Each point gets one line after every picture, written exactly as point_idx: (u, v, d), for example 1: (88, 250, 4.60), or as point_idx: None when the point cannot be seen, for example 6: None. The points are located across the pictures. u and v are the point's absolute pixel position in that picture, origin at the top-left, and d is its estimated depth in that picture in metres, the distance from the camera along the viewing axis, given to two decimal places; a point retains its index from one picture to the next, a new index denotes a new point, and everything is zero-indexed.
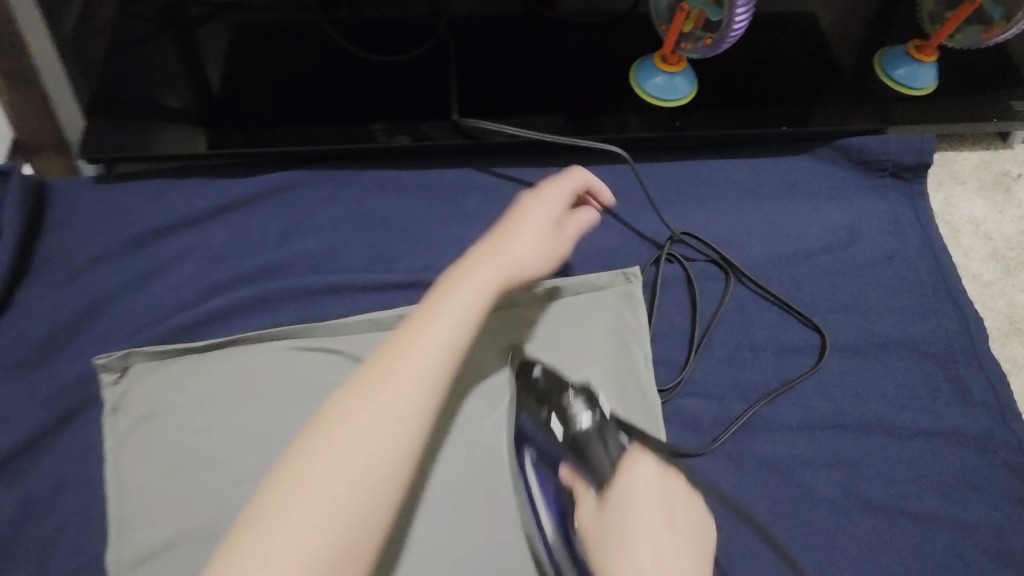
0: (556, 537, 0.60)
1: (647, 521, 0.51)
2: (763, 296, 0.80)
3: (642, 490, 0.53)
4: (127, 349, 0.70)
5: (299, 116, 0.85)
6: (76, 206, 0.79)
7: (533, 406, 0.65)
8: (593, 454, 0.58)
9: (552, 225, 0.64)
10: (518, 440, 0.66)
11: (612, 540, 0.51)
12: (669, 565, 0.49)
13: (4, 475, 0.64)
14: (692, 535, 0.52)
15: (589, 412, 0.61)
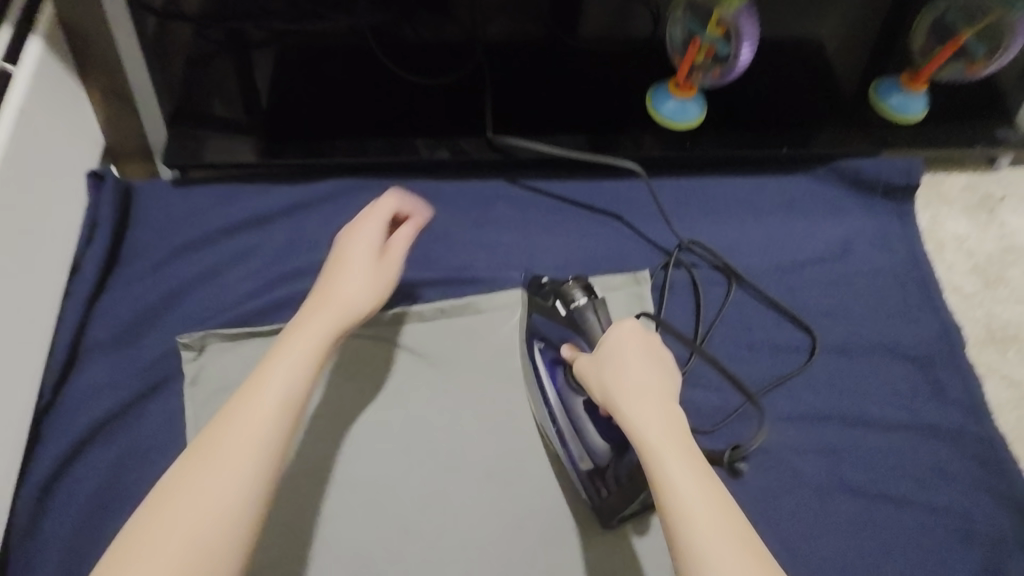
0: (558, 404, 0.75)
1: (631, 358, 0.62)
2: (760, 301, 0.90)
3: (626, 337, 0.64)
4: (204, 331, 0.81)
5: (350, 129, 0.94)
6: (157, 205, 0.90)
7: (540, 301, 0.78)
8: (586, 326, 0.72)
9: (372, 257, 0.68)
10: (529, 333, 0.80)
11: (606, 373, 0.63)
12: (647, 379, 0.61)
13: (103, 434, 0.75)
14: (667, 370, 0.62)
15: (584, 296, 0.74)
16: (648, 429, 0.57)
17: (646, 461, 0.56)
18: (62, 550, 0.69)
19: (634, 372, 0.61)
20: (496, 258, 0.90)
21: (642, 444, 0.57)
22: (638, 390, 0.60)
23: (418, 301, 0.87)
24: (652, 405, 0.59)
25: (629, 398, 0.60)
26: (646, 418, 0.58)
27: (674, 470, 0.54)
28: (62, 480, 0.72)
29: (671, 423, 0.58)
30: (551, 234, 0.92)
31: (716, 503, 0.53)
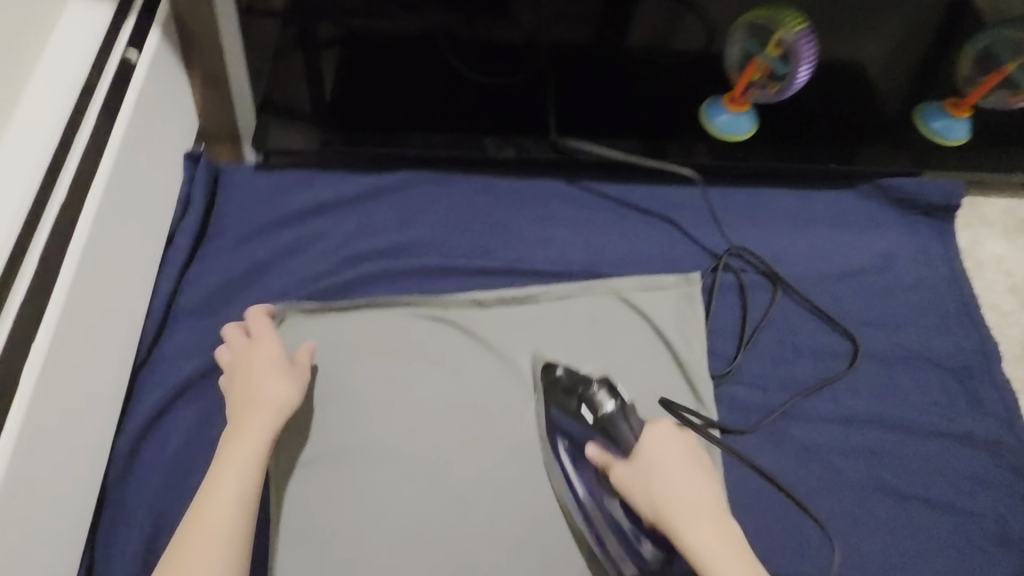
0: (593, 511, 0.74)
1: (672, 471, 0.70)
2: (805, 307, 0.94)
3: (664, 447, 0.71)
4: (284, 303, 0.87)
5: (422, 124, 1.01)
6: (242, 186, 0.97)
7: (562, 402, 0.79)
8: (617, 431, 0.74)
9: (279, 368, 0.76)
10: (551, 432, 0.80)
11: (651, 487, 0.69)
12: (694, 488, 0.69)
13: (190, 392, 0.81)
14: (702, 475, 0.70)
15: (611, 398, 0.75)
16: (704, 542, 0.64)
17: (709, 570, 0.63)
18: (151, 496, 0.75)
19: (678, 483, 0.69)
20: (554, 253, 0.95)
21: (700, 557, 0.64)
22: (687, 504, 0.67)
23: (481, 288, 0.92)
24: (702, 515, 0.66)
25: (680, 514, 0.66)
26: (702, 532, 0.65)
27: (734, 575, 0.62)
28: (152, 432, 0.78)
29: (720, 530, 0.65)
30: (606, 232, 0.97)
31: None
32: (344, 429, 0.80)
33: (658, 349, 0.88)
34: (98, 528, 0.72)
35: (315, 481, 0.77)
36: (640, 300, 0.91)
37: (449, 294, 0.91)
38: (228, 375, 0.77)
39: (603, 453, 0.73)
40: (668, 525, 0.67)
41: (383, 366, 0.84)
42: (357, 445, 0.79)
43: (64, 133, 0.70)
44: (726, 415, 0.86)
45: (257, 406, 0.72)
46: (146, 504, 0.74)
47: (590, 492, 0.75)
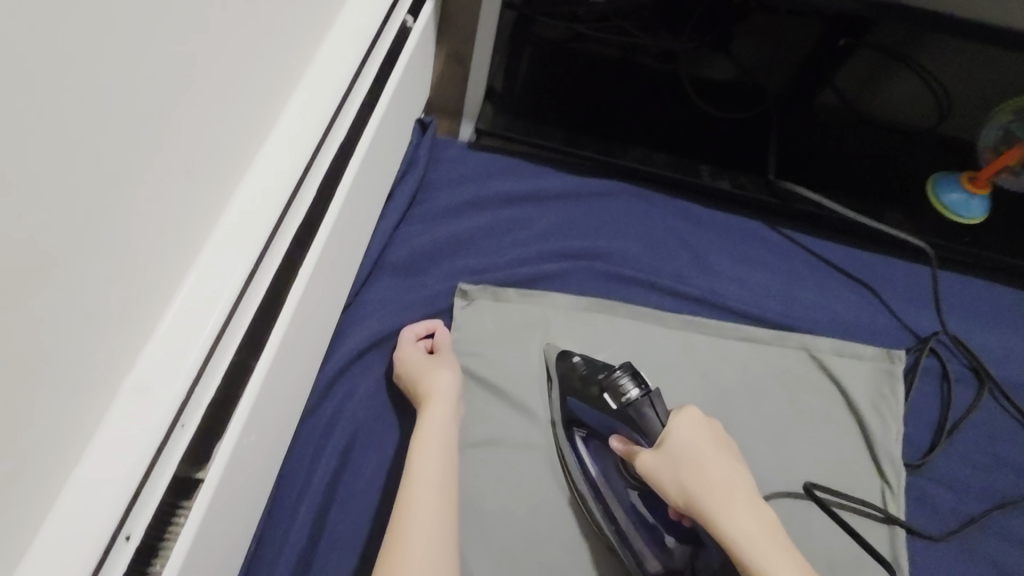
0: (610, 498, 0.73)
1: (704, 452, 0.65)
2: (1013, 415, 0.86)
3: (693, 433, 0.66)
4: (481, 284, 0.89)
5: (641, 141, 1.01)
6: (455, 159, 1.00)
7: (580, 389, 0.76)
8: (640, 416, 0.70)
9: (430, 358, 0.78)
10: (567, 422, 0.78)
11: (682, 471, 0.64)
12: (725, 474, 0.64)
13: (384, 345, 0.83)
14: (735, 465, 0.66)
15: (635, 386, 0.71)
16: (746, 534, 0.59)
17: (755, 569, 0.57)
18: (342, 437, 0.77)
19: (709, 463, 0.64)
20: (748, 294, 0.93)
21: (734, 544, 0.59)
22: (718, 490, 0.62)
23: (670, 310, 0.91)
24: (739, 502, 0.62)
25: (718, 503, 0.61)
26: (742, 521, 0.60)
27: (784, 575, 0.56)
28: (347, 373, 0.80)
29: (761, 521, 0.60)
30: (805, 287, 0.94)
31: None
32: (523, 420, 0.80)
33: (847, 422, 0.84)
34: (287, 453, 0.74)
35: (491, 462, 0.77)
36: (834, 365, 0.87)
37: (638, 309, 0.90)
38: (395, 372, 0.79)
39: (628, 441, 0.71)
40: (703, 510, 0.62)
41: None
42: (531, 439, 0.79)
43: (351, 76, 0.74)
44: (916, 512, 0.80)
45: (430, 394, 0.74)
46: (333, 441, 0.76)
47: (604, 475, 0.75)
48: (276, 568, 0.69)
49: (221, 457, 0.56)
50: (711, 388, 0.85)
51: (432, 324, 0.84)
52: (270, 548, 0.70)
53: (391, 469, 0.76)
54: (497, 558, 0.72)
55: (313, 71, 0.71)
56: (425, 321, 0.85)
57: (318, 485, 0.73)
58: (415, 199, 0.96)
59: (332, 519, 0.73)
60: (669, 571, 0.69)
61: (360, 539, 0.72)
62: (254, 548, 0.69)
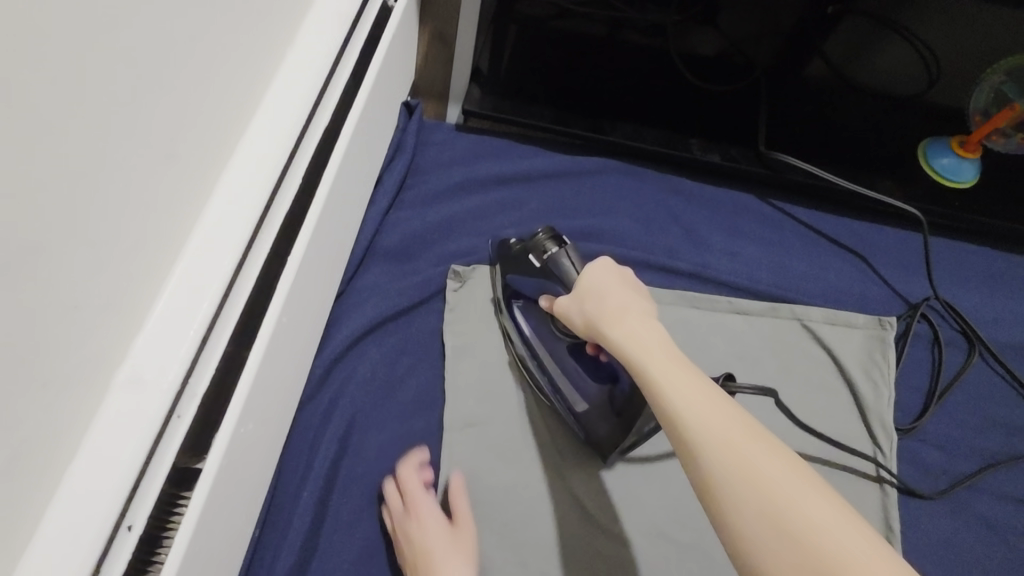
0: (544, 353, 0.78)
1: (607, 283, 0.63)
2: (1004, 377, 0.88)
3: (600, 272, 0.64)
4: (473, 266, 0.89)
5: (629, 116, 1.00)
6: (444, 142, 0.99)
7: (512, 262, 0.79)
8: (556, 267, 0.71)
9: (444, 548, 0.67)
10: (508, 295, 0.83)
11: (586, 303, 0.63)
12: (626, 298, 0.61)
13: (379, 330, 0.84)
14: (644, 300, 0.62)
15: (556, 245, 0.73)
16: (640, 347, 0.55)
17: (644, 374, 0.53)
18: (341, 422, 0.77)
19: (611, 294, 0.62)
20: (739, 267, 0.93)
21: (625, 353, 0.56)
22: (618, 313, 0.59)
23: (663, 285, 0.91)
24: (637, 322, 0.57)
25: (615, 324, 0.58)
26: (637, 335, 0.56)
27: (663, 370, 0.52)
28: (343, 360, 0.81)
29: (660, 338, 0.56)
30: (797, 257, 0.94)
31: (690, 377, 0.51)
32: (518, 399, 0.81)
33: (839, 389, 0.85)
34: (287, 441, 0.75)
35: (488, 441, 0.78)
36: (826, 333, 0.88)
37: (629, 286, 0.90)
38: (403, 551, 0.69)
39: (547, 294, 0.72)
40: (603, 332, 0.59)
41: None
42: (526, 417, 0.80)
43: (332, 60, 0.73)
44: (909, 474, 0.81)
45: None
46: (333, 426, 0.76)
47: (536, 332, 0.79)
48: (280, 554, 0.69)
49: (219, 444, 0.57)
50: (705, 361, 0.86)
51: (418, 459, 0.75)
52: (274, 534, 0.71)
53: (391, 453, 0.77)
54: (498, 534, 0.73)
55: (293, 58, 0.71)
56: (424, 463, 0.74)
57: (318, 472, 0.73)
58: (404, 183, 0.95)
59: (333, 503, 0.73)
60: (591, 408, 0.74)
61: (363, 521, 0.73)
62: (257, 535, 0.70)
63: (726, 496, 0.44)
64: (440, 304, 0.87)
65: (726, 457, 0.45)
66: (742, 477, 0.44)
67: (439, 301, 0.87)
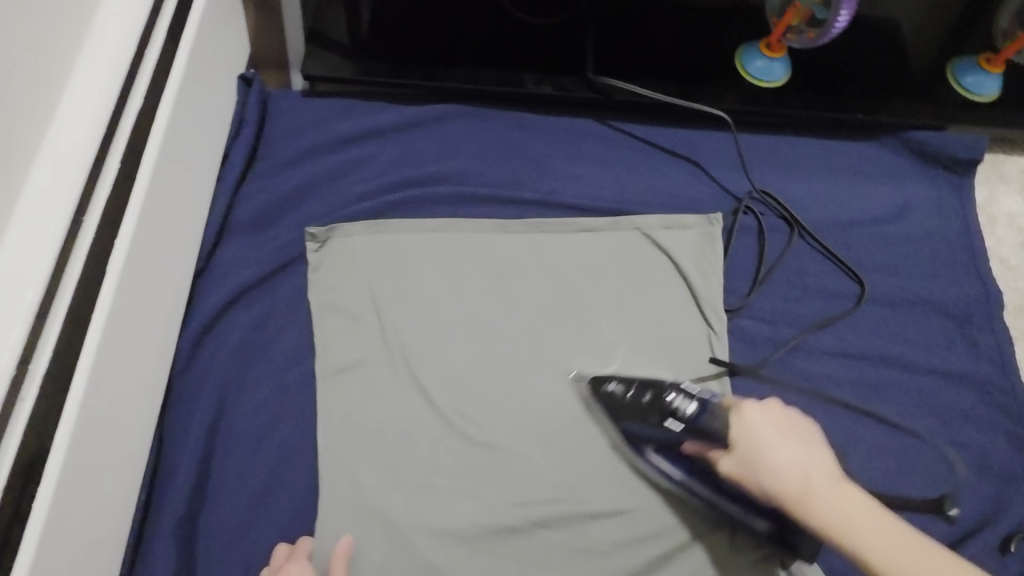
0: (711, 494, 0.77)
1: (772, 443, 0.66)
2: (820, 252, 0.99)
3: (759, 426, 0.67)
4: (329, 225, 0.93)
5: (466, 60, 1.05)
6: (290, 109, 1.02)
7: (636, 415, 0.78)
8: (706, 426, 0.71)
9: None
10: (636, 442, 0.81)
11: (761, 474, 0.66)
12: (800, 458, 0.65)
13: (246, 299, 0.88)
14: (812, 446, 0.66)
15: (692, 403, 0.73)
16: (836, 520, 0.61)
17: (845, 545, 0.61)
18: (217, 387, 0.83)
19: (782, 456, 0.65)
20: (583, 189, 1.00)
21: (831, 531, 0.61)
22: (801, 483, 0.64)
23: (510, 217, 0.98)
24: (827, 490, 0.63)
25: (804, 496, 0.63)
26: (830, 507, 0.62)
27: (877, 543, 0.59)
28: (213, 331, 0.86)
29: (846, 497, 0.63)
30: (635, 172, 1.02)
31: (904, 543, 0.59)
32: (383, 341, 0.88)
33: (677, 285, 0.94)
34: (167, 412, 0.81)
35: (359, 383, 0.85)
36: (661, 237, 0.96)
37: (479, 221, 0.97)
38: None
39: (701, 446, 0.73)
40: (790, 503, 0.64)
41: (423, 291, 0.91)
42: (392, 357, 0.87)
43: (137, 41, 0.73)
44: (739, 347, 0.93)
45: None
46: (208, 392, 0.82)
47: (692, 476, 0.78)
48: (170, 511, 0.76)
49: (68, 416, 0.61)
50: (557, 278, 0.94)
51: (304, 550, 0.74)
52: (162, 496, 0.77)
53: (269, 408, 0.83)
54: (374, 462, 0.81)
55: (92, 42, 0.71)
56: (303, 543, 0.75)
57: (199, 435, 0.80)
58: (254, 155, 0.98)
59: (218, 462, 0.80)
60: (773, 525, 0.75)
61: (249, 472, 0.80)
62: (147, 497, 0.77)
63: None
64: (303, 266, 0.91)
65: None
66: None
67: (301, 264, 0.92)
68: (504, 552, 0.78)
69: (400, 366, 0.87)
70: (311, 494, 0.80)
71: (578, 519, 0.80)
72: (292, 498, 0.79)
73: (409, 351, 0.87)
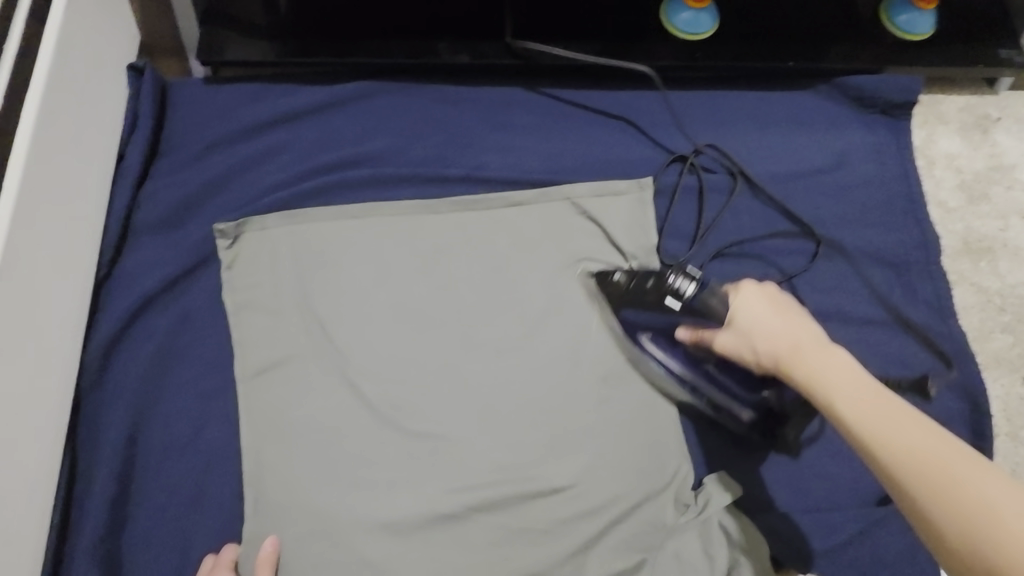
0: (701, 381, 0.81)
1: (767, 314, 0.64)
2: (768, 207, 0.96)
3: (755, 299, 0.65)
4: (240, 220, 0.88)
5: (378, 33, 0.99)
6: (192, 98, 0.96)
7: (633, 299, 0.86)
8: (703, 299, 0.76)
9: None
10: (631, 334, 0.85)
11: (754, 341, 0.64)
12: (795, 331, 0.62)
13: (157, 303, 0.84)
14: (812, 321, 0.63)
15: (693, 283, 0.78)
16: (827, 383, 0.57)
17: (832, 410, 0.56)
18: (130, 398, 0.79)
19: (773, 326, 0.63)
20: (510, 161, 0.95)
21: (817, 394, 0.58)
22: (793, 347, 0.61)
23: (433, 196, 0.93)
24: (817, 356, 0.59)
25: (795, 359, 0.60)
26: (820, 371, 0.58)
27: (860, 408, 0.55)
28: (123, 340, 0.82)
29: (842, 362, 0.58)
30: (565, 138, 0.98)
31: (892, 413, 0.53)
32: (307, 337, 0.84)
33: (610, 254, 0.91)
34: (78, 428, 0.78)
35: (282, 383, 0.81)
36: (592, 206, 0.93)
37: (401, 202, 0.92)
38: None
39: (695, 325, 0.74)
40: (783, 369, 0.61)
41: (351, 280, 0.87)
42: (316, 354, 0.83)
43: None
44: None
45: None
46: (122, 404, 0.79)
47: (687, 368, 0.82)
48: (88, 530, 0.74)
49: None
50: (487, 256, 0.90)
51: (229, 560, 0.73)
52: (80, 514, 0.75)
53: (188, 416, 0.80)
54: (301, 462, 0.78)
55: None
56: (227, 552, 0.74)
57: (114, 449, 0.77)
58: (155, 150, 0.92)
59: (138, 474, 0.77)
60: (755, 416, 0.80)
61: (171, 482, 0.77)
62: (64, 517, 0.74)
63: (947, 525, 0.48)
64: (216, 265, 0.87)
65: (920, 473, 0.50)
66: (967, 518, 0.47)
67: (214, 263, 0.87)
68: (441, 540, 0.75)
69: (325, 362, 0.82)
70: (238, 500, 0.77)
71: (518, 499, 0.77)
72: (219, 503, 0.77)
73: (334, 346, 0.83)
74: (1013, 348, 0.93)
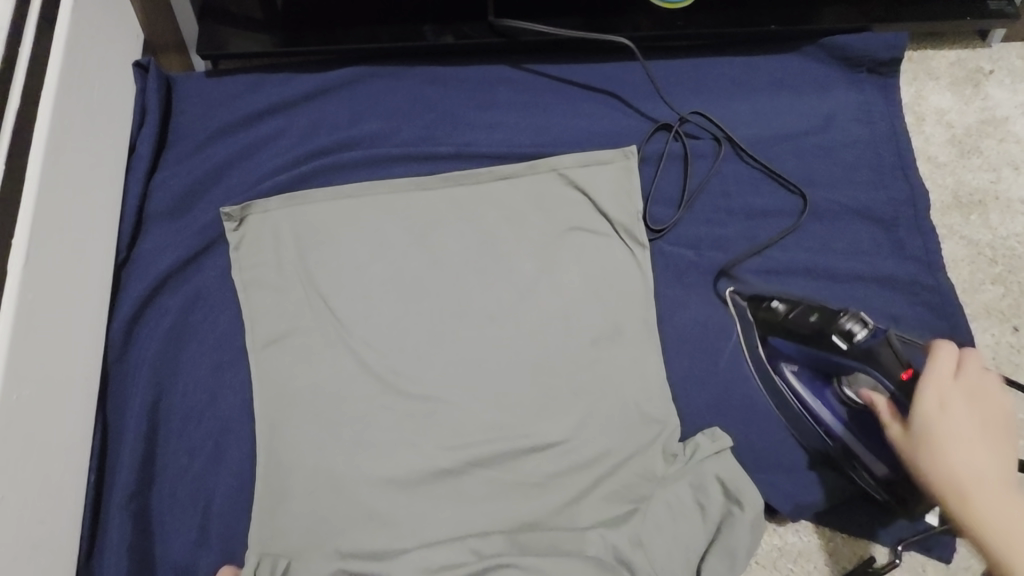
0: (836, 425, 0.82)
1: (963, 435, 0.66)
2: (755, 169, 0.98)
3: (955, 411, 0.67)
4: (244, 203, 0.93)
5: (366, 20, 1.03)
6: (194, 91, 1.01)
7: (781, 327, 0.83)
8: (875, 351, 0.74)
9: None
10: (773, 363, 0.86)
11: (930, 454, 0.67)
12: (978, 461, 0.65)
13: (171, 284, 0.90)
14: (993, 456, 0.66)
15: (863, 326, 0.76)
16: (993, 528, 0.61)
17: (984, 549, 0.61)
18: (150, 372, 0.85)
19: (961, 450, 0.66)
20: (498, 137, 0.99)
21: (974, 529, 0.62)
22: (974, 477, 0.64)
23: (425, 173, 0.97)
24: (992, 494, 0.63)
25: (971, 489, 0.64)
26: (986, 509, 0.62)
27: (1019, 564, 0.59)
28: (141, 319, 0.88)
29: (1012, 513, 0.62)
30: (551, 113, 1.00)
31: None
32: (310, 310, 0.89)
33: (597, 221, 0.94)
34: (105, 400, 0.84)
35: (288, 353, 0.87)
36: (579, 176, 0.96)
37: (395, 180, 0.96)
38: None
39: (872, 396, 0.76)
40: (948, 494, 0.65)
41: (351, 255, 0.91)
42: (319, 326, 0.88)
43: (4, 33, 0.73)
44: (665, 274, 0.93)
45: None
46: (143, 378, 0.85)
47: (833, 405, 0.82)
48: (117, 493, 0.80)
49: None
50: (478, 228, 0.93)
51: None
52: (111, 479, 0.81)
53: (202, 387, 0.86)
54: (309, 425, 0.83)
55: None
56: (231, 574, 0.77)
57: (138, 418, 0.83)
58: (163, 143, 0.98)
59: (162, 441, 0.83)
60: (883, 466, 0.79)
61: (190, 447, 0.83)
62: (96, 481, 0.81)
63: None
64: (223, 246, 0.92)
65: None
66: None
67: (222, 244, 0.92)
68: (442, 493, 0.80)
69: (329, 333, 0.87)
70: (252, 463, 0.83)
71: (514, 454, 0.82)
72: (237, 463, 0.83)
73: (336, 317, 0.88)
74: (1004, 299, 0.93)
